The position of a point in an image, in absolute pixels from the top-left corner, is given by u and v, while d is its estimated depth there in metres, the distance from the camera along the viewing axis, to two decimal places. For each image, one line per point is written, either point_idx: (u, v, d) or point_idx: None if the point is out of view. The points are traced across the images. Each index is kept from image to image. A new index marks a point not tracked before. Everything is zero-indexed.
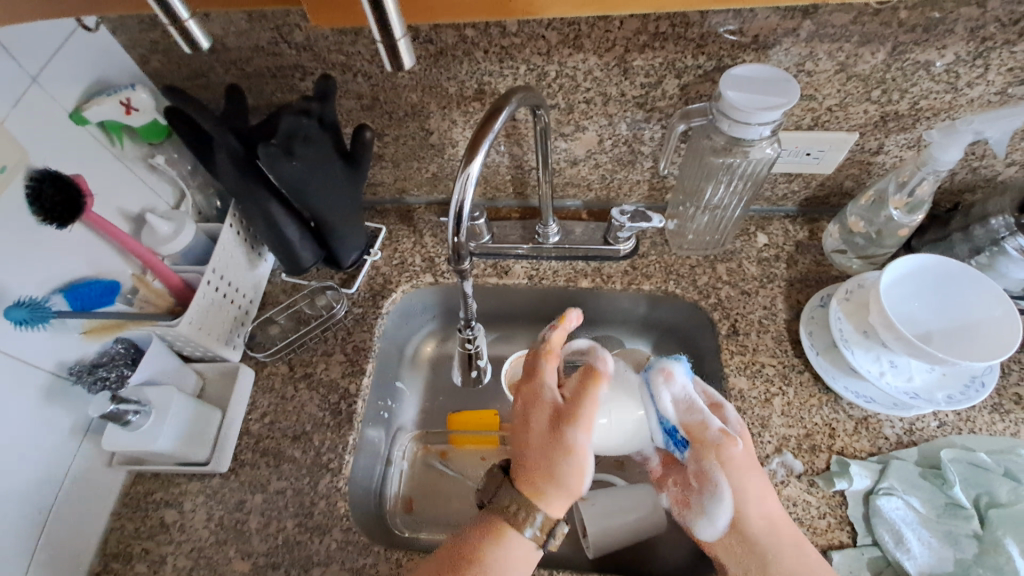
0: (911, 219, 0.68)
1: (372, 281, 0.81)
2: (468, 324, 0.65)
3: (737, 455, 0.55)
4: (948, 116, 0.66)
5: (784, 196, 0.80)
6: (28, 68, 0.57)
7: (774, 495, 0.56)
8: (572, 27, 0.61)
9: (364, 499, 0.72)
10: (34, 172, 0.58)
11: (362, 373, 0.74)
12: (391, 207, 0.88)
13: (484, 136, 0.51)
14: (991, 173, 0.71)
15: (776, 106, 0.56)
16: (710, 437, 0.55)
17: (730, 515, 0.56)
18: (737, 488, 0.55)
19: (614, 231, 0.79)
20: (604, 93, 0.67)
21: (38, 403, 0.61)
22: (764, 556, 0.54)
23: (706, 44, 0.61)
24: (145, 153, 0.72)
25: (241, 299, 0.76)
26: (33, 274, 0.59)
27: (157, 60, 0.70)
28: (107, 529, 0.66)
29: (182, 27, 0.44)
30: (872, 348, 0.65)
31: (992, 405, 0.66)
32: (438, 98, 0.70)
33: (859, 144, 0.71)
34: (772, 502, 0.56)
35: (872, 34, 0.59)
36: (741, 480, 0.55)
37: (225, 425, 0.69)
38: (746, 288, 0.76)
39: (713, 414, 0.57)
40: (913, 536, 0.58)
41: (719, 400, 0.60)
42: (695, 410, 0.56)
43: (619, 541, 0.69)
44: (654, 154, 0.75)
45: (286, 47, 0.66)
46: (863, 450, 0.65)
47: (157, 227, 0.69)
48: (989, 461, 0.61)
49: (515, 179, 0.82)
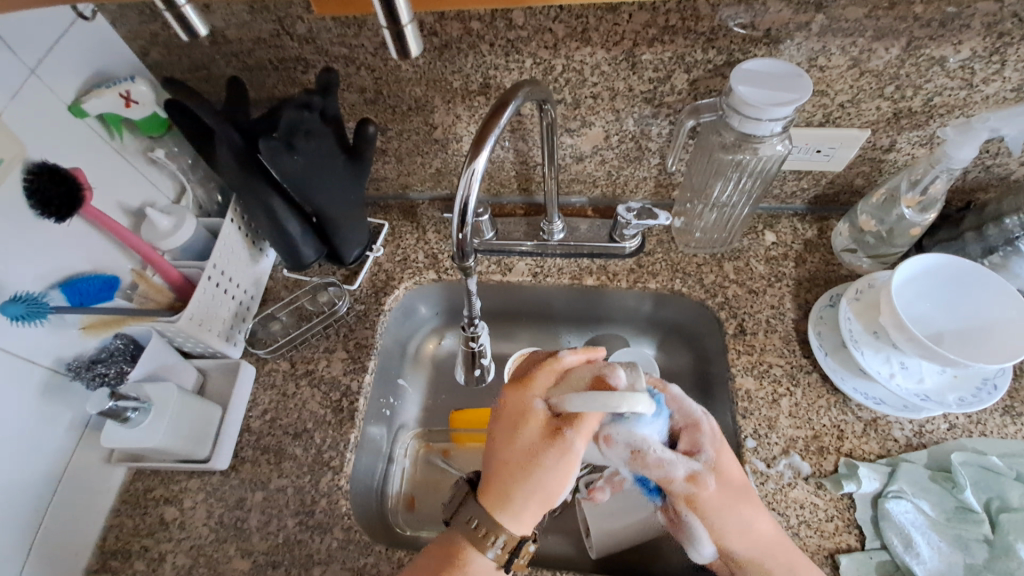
0: (923, 219, 0.67)
1: (374, 278, 0.81)
2: (472, 322, 0.63)
3: (708, 499, 0.53)
4: (962, 113, 0.65)
5: (794, 193, 0.79)
6: (26, 59, 0.56)
7: (764, 514, 0.54)
8: (579, 20, 0.59)
9: (364, 497, 0.71)
10: (32, 166, 0.57)
11: (364, 371, 0.74)
12: (393, 202, 0.87)
13: (490, 130, 0.50)
14: (1005, 172, 0.70)
15: (788, 101, 0.55)
16: (675, 487, 0.53)
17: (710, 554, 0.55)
18: (712, 531, 0.53)
19: (620, 229, 0.78)
20: (612, 88, 0.66)
21: (35, 399, 0.60)
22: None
23: (716, 38, 0.60)
24: (145, 146, 0.71)
25: (242, 294, 0.75)
26: (30, 269, 0.58)
27: (157, 52, 0.69)
28: (105, 526, 0.66)
29: (178, 13, 0.44)
30: (882, 349, 0.64)
31: (1004, 408, 0.65)
32: (442, 91, 0.69)
33: (870, 142, 0.70)
34: (756, 523, 0.53)
35: (887, 28, 0.58)
36: (715, 524, 0.53)
37: (226, 423, 0.69)
38: (753, 287, 0.75)
39: (674, 460, 0.53)
40: (922, 540, 0.57)
41: (695, 419, 0.55)
42: (654, 463, 0.52)
43: (622, 540, 0.68)
44: (662, 150, 0.74)
45: (288, 39, 0.65)
46: (872, 452, 0.64)
47: (157, 221, 0.68)
48: (1001, 465, 0.60)
49: (520, 175, 0.81)
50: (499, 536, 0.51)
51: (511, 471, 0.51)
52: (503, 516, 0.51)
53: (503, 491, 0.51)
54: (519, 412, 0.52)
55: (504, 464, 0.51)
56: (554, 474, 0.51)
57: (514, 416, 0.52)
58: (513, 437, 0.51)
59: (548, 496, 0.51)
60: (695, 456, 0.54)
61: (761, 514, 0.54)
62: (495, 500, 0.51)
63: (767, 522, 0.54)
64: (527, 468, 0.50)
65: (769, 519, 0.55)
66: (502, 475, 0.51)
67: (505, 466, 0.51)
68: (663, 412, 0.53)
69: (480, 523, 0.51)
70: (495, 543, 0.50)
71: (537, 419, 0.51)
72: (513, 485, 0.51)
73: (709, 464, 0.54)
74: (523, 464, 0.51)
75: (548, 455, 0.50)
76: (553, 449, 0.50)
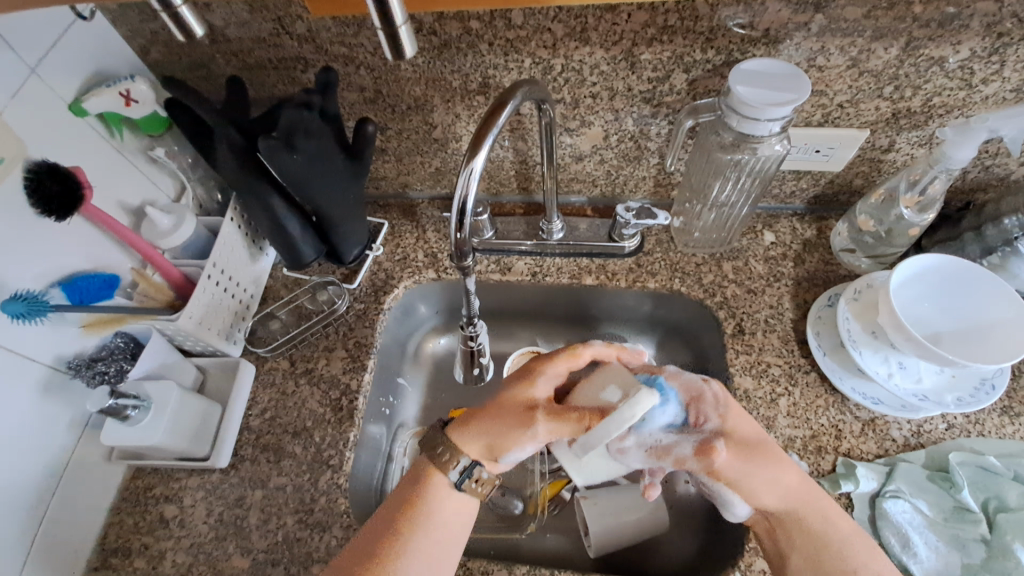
0: (922, 219, 0.67)
1: (374, 277, 0.81)
2: (470, 321, 0.64)
3: (724, 465, 0.53)
4: (961, 113, 0.65)
5: (793, 193, 0.79)
6: (26, 59, 0.57)
7: (787, 467, 0.54)
8: (578, 20, 0.60)
9: (364, 495, 0.72)
10: (32, 165, 0.57)
11: (363, 369, 0.74)
12: (393, 201, 0.87)
13: (489, 129, 0.50)
14: (1004, 172, 0.70)
15: (787, 101, 0.55)
16: (692, 464, 0.53)
17: (745, 514, 0.56)
18: (742, 493, 0.53)
19: (619, 228, 0.78)
20: (611, 88, 0.66)
21: (35, 397, 0.60)
22: (789, 531, 0.53)
23: (715, 38, 0.60)
24: (145, 146, 0.72)
25: (242, 293, 0.75)
26: (31, 268, 0.58)
27: (157, 51, 0.69)
28: (105, 524, 0.66)
29: (174, 14, 0.44)
30: (881, 349, 0.64)
31: (1002, 408, 0.65)
32: (442, 91, 0.69)
33: (869, 142, 0.70)
34: (781, 476, 0.53)
35: (886, 29, 0.58)
36: (741, 485, 0.53)
37: (226, 421, 0.69)
38: (752, 287, 0.75)
39: (676, 441, 0.53)
40: (919, 540, 0.57)
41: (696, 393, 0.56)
42: (663, 450, 0.52)
43: (619, 539, 0.68)
44: (661, 150, 0.74)
45: (287, 38, 0.65)
46: (870, 452, 0.64)
47: (157, 221, 0.68)
48: (999, 465, 0.60)
49: (519, 174, 0.81)
50: (458, 459, 0.54)
51: (484, 410, 0.55)
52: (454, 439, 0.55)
53: (466, 421, 0.55)
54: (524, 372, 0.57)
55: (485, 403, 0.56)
56: (510, 433, 0.53)
57: (526, 375, 0.57)
58: (510, 388, 0.56)
59: (494, 448, 0.54)
60: (701, 425, 0.54)
61: (785, 467, 0.54)
62: (456, 428, 0.55)
63: (793, 472, 0.54)
64: (497, 412, 0.55)
65: (796, 472, 0.55)
66: (477, 411, 0.56)
67: (484, 406, 0.56)
68: (669, 397, 0.54)
69: (445, 449, 0.54)
70: (454, 465, 0.54)
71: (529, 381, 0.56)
72: (476, 422, 0.55)
73: (717, 430, 0.54)
74: (495, 408, 0.55)
75: (514, 409, 0.54)
76: (520, 414, 0.53)
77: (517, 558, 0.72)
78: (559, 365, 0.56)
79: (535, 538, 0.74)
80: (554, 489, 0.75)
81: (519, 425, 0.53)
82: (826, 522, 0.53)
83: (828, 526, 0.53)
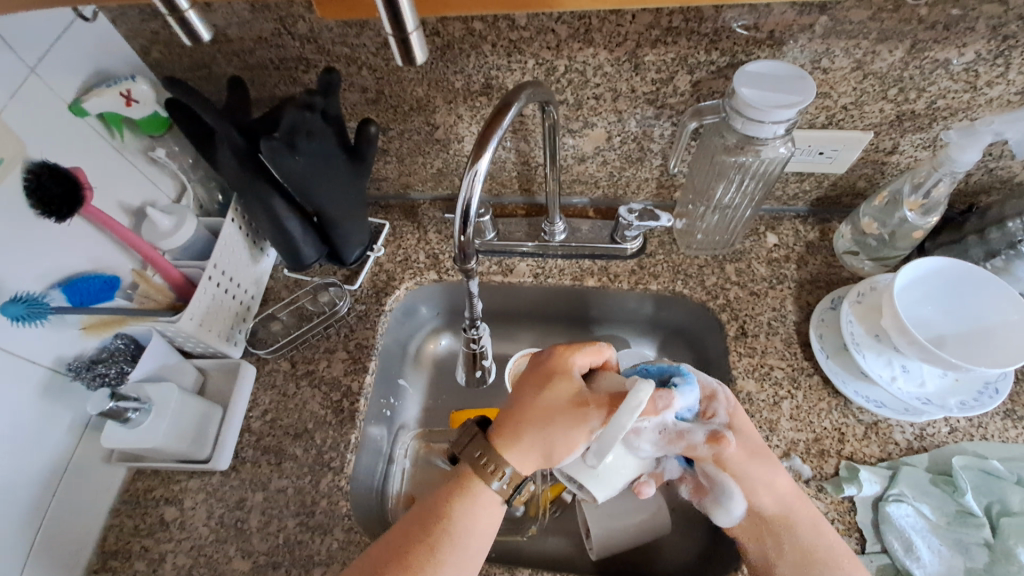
0: (926, 221, 0.67)
1: (375, 278, 0.80)
2: (473, 323, 0.63)
3: (732, 455, 0.52)
4: (966, 116, 0.65)
5: (796, 195, 0.78)
6: (26, 59, 0.56)
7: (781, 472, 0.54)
8: (582, 21, 0.59)
9: (365, 497, 0.71)
10: (32, 165, 0.57)
11: (365, 371, 0.73)
12: (395, 202, 0.87)
13: (493, 132, 0.50)
14: (1008, 175, 0.70)
15: (792, 104, 0.55)
16: (702, 452, 0.52)
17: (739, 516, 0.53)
18: (743, 488, 0.52)
19: (622, 230, 0.78)
20: (614, 89, 0.66)
21: (35, 399, 0.60)
22: (780, 540, 0.52)
23: (720, 40, 0.60)
24: (146, 146, 0.71)
25: (243, 294, 0.75)
26: (31, 269, 0.58)
27: (158, 50, 0.69)
28: (105, 526, 0.66)
29: (180, 17, 0.43)
30: (884, 352, 0.64)
31: (1005, 411, 0.65)
32: (444, 92, 0.69)
33: (873, 144, 0.69)
34: (777, 479, 0.54)
35: (891, 31, 0.57)
36: (741, 480, 0.52)
37: (226, 423, 0.69)
38: (755, 289, 0.75)
39: (691, 426, 0.52)
40: (922, 544, 0.57)
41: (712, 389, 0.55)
42: (676, 434, 0.51)
43: (621, 542, 0.68)
44: (664, 152, 0.74)
45: (289, 38, 0.65)
46: (873, 456, 0.64)
47: (158, 221, 0.68)
48: (1002, 469, 0.60)
49: (521, 175, 0.80)
50: (500, 468, 0.53)
51: (531, 417, 0.53)
52: (508, 459, 0.52)
53: (515, 435, 0.53)
54: (553, 370, 0.55)
55: (525, 408, 0.53)
56: (567, 436, 0.51)
57: (555, 371, 0.55)
58: (546, 389, 0.54)
59: (552, 453, 0.51)
60: (711, 418, 0.54)
61: (782, 473, 0.54)
62: (505, 442, 0.53)
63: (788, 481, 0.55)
64: (547, 416, 0.52)
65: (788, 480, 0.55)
66: (522, 418, 0.53)
67: (526, 411, 0.53)
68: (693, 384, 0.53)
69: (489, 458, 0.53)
70: (495, 473, 0.53)
71: (562, 379, 0.54)
72: (527, 431, 0.52)
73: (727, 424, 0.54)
74: (539, 413, 0.52)
75: (563, 412, 0.52)
76: (569, 416, 0.51)
77: (519, 561, 0.72)
78: (583, 358, 0.55)
79: (537, 540, 0.74)
80: (555, 491, 0.75)
81: (574, 428, 0.50)
82: (817, 530, 0.53)
83: (819, 536, 0.53)
